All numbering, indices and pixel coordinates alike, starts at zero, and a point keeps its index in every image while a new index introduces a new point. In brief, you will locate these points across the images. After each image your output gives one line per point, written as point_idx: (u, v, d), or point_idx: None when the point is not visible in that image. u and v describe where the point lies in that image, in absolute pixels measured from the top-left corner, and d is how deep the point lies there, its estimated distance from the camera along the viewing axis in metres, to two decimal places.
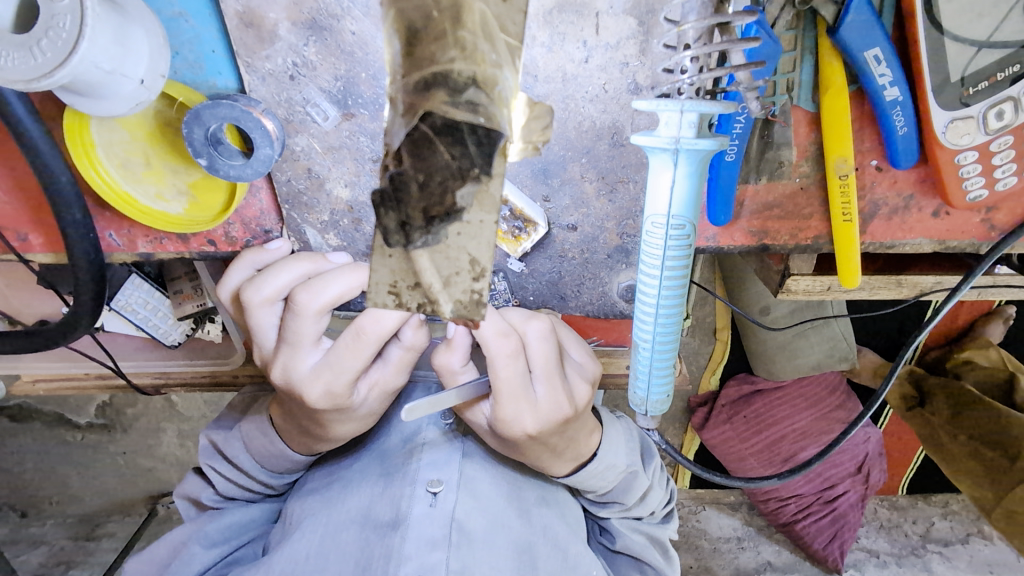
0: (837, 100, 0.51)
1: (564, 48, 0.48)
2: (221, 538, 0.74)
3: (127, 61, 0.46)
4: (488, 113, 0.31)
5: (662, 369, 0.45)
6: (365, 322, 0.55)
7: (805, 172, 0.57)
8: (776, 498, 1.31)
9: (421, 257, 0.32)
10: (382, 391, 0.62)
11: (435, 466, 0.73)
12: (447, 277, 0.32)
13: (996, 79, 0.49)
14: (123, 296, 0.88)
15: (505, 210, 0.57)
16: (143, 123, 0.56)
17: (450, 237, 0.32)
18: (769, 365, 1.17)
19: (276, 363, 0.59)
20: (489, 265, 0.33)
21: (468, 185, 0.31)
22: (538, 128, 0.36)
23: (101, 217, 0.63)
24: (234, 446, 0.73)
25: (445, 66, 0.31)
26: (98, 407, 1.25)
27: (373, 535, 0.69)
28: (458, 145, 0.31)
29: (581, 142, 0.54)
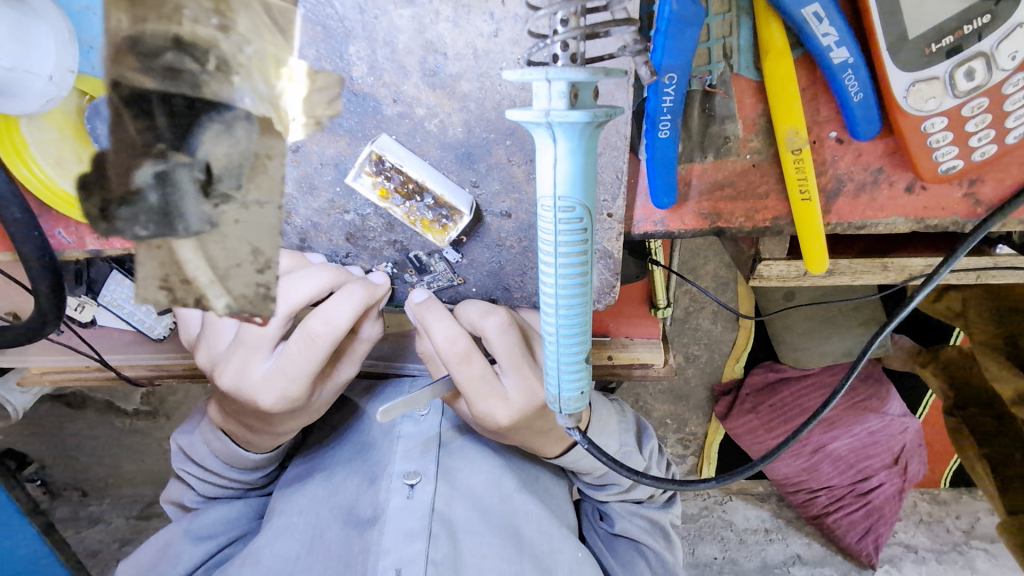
0: (780, 65, 0.46)
1: (471, 22, 0.46)
2: (206, 534, 0.77)
3: (28, 58, 0.46)
4: (198, 81, 0.45)
5: (571, 366, 0.42)
6: (315, 325, 0.53)
7: (756, 148, 0.52)
8: (806, 489, 1.23)
9: (191, 253, 0.49)
10: (337, 387, 0.61)
11: (412, 458, 0.74)
12: (224, 268, 0.49)
13: (961, 34, 0.43)
14: (108, 292, 0.92)
15: (426, 198, 0.53)
16: (68, 118, 0.55)
17: (227, 230, 0.48)
18: (798, 352, 1.11)
19: (230, 369, 0.56)
20: (268, 256, 0.50)
21: (155, 157, 0.46)
22: (321, 102, 0.50)
23: (48, 215, 0.64)
24: (197, 447, 0.74)
25: (165, 39, 0.44)
26: (144, 395, 1.33)
27: (354, 532, 0.72)
28: (151, 121, 0.46)
29: (503, 123, 0.50)
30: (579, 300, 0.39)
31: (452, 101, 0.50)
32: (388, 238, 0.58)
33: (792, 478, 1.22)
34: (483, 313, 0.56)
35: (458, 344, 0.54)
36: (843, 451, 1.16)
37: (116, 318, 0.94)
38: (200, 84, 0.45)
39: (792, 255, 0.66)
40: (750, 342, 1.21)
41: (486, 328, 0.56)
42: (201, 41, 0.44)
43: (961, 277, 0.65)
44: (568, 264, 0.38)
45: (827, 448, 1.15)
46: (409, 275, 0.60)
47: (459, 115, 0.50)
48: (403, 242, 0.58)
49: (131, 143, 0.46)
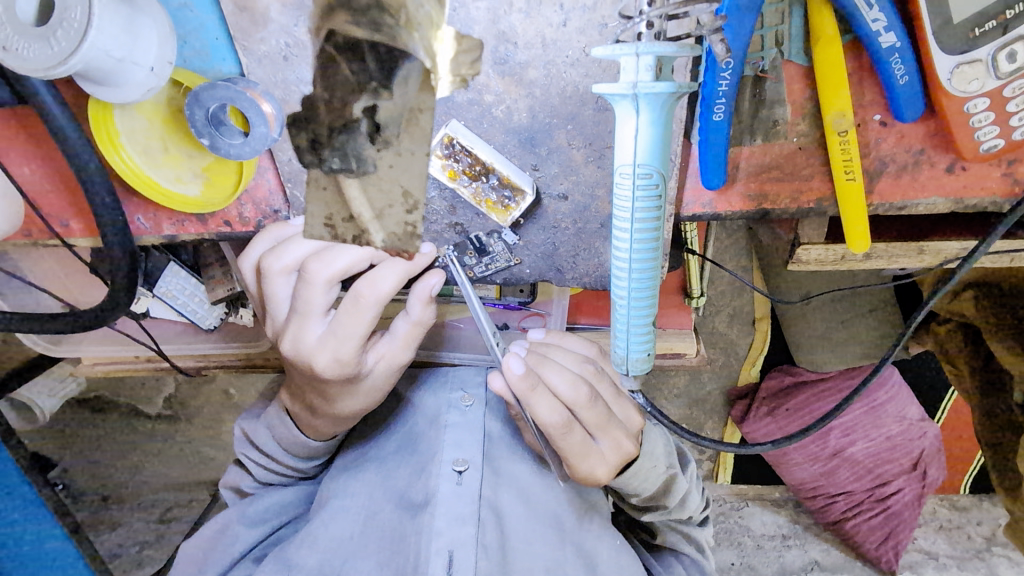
0: (830, 50, 0.49)
1: (541, 13, 0.49)
2: (261, 518, 0.80)
3: (137, 49, 0.50)
4: (392, 33, 0.51)
5: (640, 329, 0.45)
6: (362, 287, 0.57)
7: (803, 131, 0.55)
8: (823, 495, 1.25)
9: (362, 190, 0.58)
10: (389, 365, 0.65)
11: (460, 447, 0.78)
12: (375, 208, 0.59)
13: (1005, 18, 0.46)
14: (163, 284, 0.93)
15: (492, 179, 0.57)
16: (158, 109, 0.59)
17: (388, 172, 0.57)
18: (814, 352, 1.13)
19: (288, 336, 0.61)
20: (417, 200, 0.59)
21: (369, 100, 0.54)
22: (465, 61, 0.53)
23: (130, 202, 0.69)
24: (259, 432, 0.77)
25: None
26: (166, 399, 1.38)
27: (406, 515, 0.76)
28: (356, 61, 0.53)
29: (565, 108, 0.54)
30: (650, 273, 0.43)
31: (518, 88, 0.53)
32: (449, 221, 0.61)
33: (809, 484, 1.24)
34: (571, 381, 0.61)
35: (556, 419, 0.60)
36: (860, 456, 1.17)
37: (171, 310, 0.97)
38: (394, 38, 0.52)
39: (830, 240, 0.68)
40: (766, 343, 1.22)
41: (574, 398, 0.61)
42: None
43: (995, 260, 0.67)
44: (643, 223, 0.41)
45: (846, 452, 1.17)
46: (468, 256, 0.63)
47: (524, 102, 0.54)
48: (464, 224, 0.61)
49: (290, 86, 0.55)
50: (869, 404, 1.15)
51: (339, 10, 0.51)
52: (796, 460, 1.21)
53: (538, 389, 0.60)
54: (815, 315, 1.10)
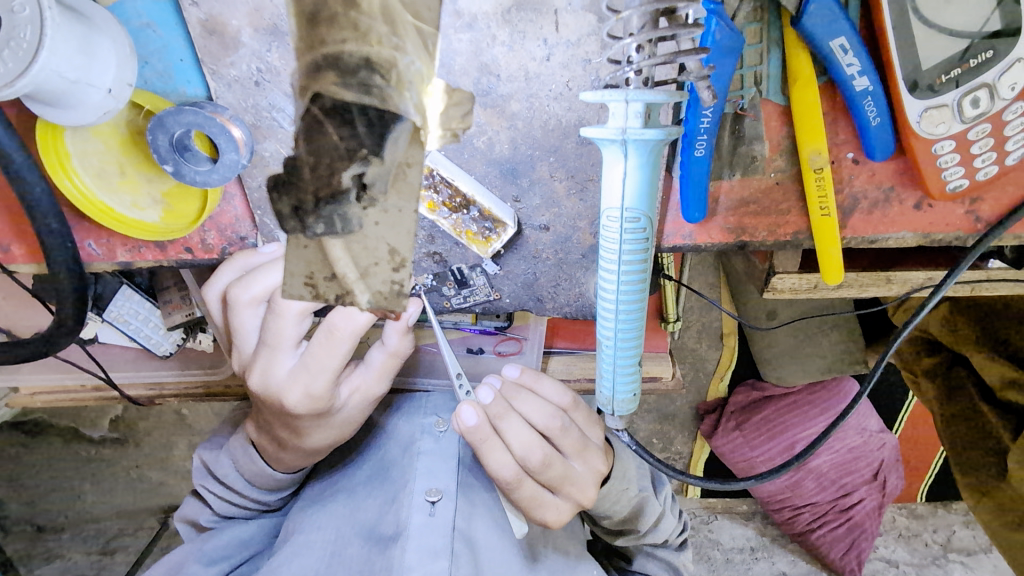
0: (807, 92, 0.50)
1: (525, 46, 0.48)
2: (220, 555, 0.74)
3: (92, 71, 0.47)
4: (384, 95, 0.46)
5: (626, 369, 0.45)
6: (337, 319, 0.54)
7: (780, 167, 0.56)
8: (789, 506, 1.27)
9: (338, 247, 0.46)
10: (363, 398, 0.63)
11: (433, 475, 0.75)
12: (365, 268, 0.47)
13: (968, 66, 0.48)
14: (114, 308, 0.87)
15: (472, 211, 0.55)
16: (117, 131, 0.56)
17: (368, 230, 0.47)
18: (781, 370, 1.14)
19: (256, 369, 0.58)
20: (403, 257, 0.48)
21: (357, 169, 0.46)
22: (456, 114, 0.51)
23: (79, 226, 0.63)
24: (221, 463, 0.73)
25: (340, 46, 0.45)
26: (112, 422, 1.29)
27: (375, 550, 0.71)
28: (349, 125, 0.46)
29: (548, 140, 0.53)
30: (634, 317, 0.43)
31: (501, 120, 0.52)
32: (427, 250, 0.59)
33: (777, 495, 1.26)
34: (528, 438, 0.59)
35: (507, 475, 0.59)
36: (825, 468, 1.19)
37: (122, 335, 0.91)
38: (387, 99, 0.46)
39: (802, 269, 0.69)
40: (734, 359, 1.24)
41: (529, 456, 0.59)
42: (384, 60, 0.45)
43: (956, 289, 0.69)
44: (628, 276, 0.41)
45: (810, 465, 1.18)
46: (448, 287, 0.62)
47: (506, 133, 0.52)
48: (443, 254, 0.60)
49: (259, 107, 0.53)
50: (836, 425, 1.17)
51: (331, 70, 0.46)
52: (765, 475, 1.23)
53: (490, 445, 0.58)
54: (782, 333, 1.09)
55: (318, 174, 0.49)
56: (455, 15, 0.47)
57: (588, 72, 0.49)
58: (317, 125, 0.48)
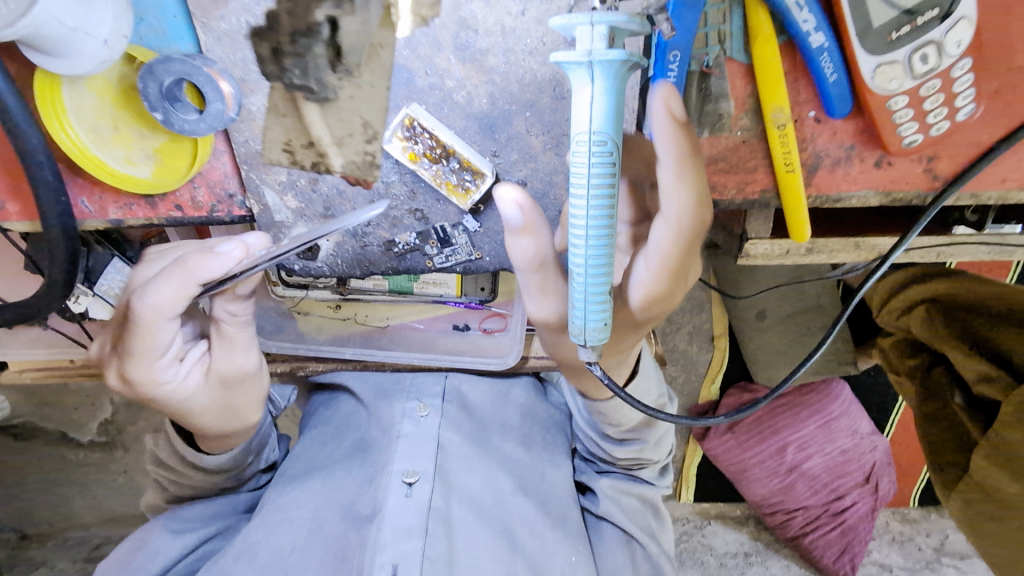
0: (767, 48, 0.53)
1: (501, 1, 0.52)
2: (187, 526, 0.74)
3: (89, 20, 0.49)
4: None
5: (597, 298, 0.46)
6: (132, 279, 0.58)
7: (746, 125, 0.58)
8: (781, 510, 1.27)
9: None
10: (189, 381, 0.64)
11: (411, 458, 0.77)
12: (341, 140, 0.58)
13: (918, 24, 0.51)
14: (104, 282, 0.87)
15: (453, 162, 0.58)
16: (109, 86, 0.58)
17: None
18: (771, 372, 1.16)
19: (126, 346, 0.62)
20: None
21: None
22: None
23: (73, 183, 0.65)
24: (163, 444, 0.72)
25: None
26: (101, 426, 1.29)
27: (353, 527, 0.74)
28: None
29: (524, 95, 0.56)
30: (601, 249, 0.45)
31: (479, 75, 0.55)
32: (409, 207, 0.61)
33: (769, 499, 1.26)
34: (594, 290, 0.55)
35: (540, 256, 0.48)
36: (818, 470, 1.20)
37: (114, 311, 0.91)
38: None
39: (774, 235, 0.71)
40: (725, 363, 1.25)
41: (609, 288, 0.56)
42: None
43: (921, 255, 0.72)
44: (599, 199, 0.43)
45: (801, 467, 1.20)
46: (431, 246, 0.63)
47: (484, 87, 0.55)
48: (425, 211, 0.61)
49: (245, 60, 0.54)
50: (825, 426, 1.19)
51: None
52: (755, 476, 1.24)
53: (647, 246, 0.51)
54: (772, 332, 1.12)
55: None
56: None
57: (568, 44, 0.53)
58: None
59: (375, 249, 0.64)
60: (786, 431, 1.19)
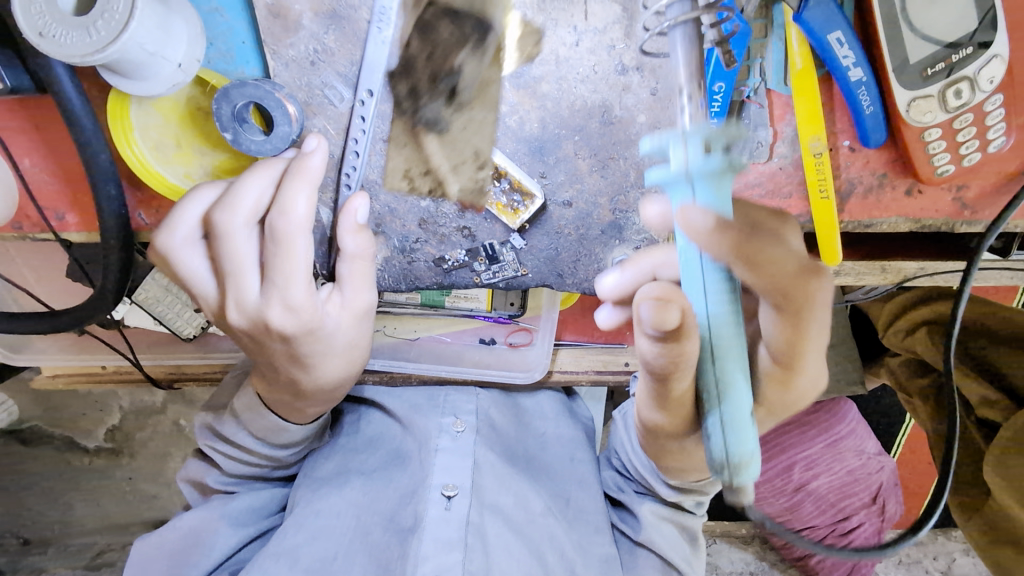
0: (807, 80, 0.56)
1: (557, 32, 0.55)
2: (245, 520, 0.77)
3: (167, 46, 0.52)
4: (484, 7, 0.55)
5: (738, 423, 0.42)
6: (217, 212, 0.50)
7: (783, 153, 0.61)
8: (786, 532, 1.21)
9: (434, 140, 0.59)
10: (350, 315, 0.58)
11: (450, 472, 0.78)
12: (455, 165, 0.60)
13: (951, 61, 0.54)
14: (143, 290, 0.89)
15: (504, 183, 0.60)
16: (176, 106, 0.61)
17: (459, 130, 0.58)
18: None
19: (230, 303, 0.53)
20: (486, 157, 0.59)
21: (464, 52, 0.56)
22: (530, 42, 0.56)
23: (133, 197, 0.68)
24: (228, 424, 0.72)
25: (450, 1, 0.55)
26: (109, 431, 1.32)
27: (395, 539, 0.76)
28: (457, 27, 0.55)
29: (574, 120, 0.58)
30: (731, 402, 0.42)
31: (532, 100, 0.58)
32: (458, 225, 0.63)
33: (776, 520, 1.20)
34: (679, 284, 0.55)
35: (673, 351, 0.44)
36: (824, 490, 1.20)
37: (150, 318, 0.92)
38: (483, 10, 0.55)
39: (802, 258, 0.73)
40: None
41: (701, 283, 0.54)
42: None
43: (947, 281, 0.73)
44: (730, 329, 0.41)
45: (809, 487, 1.19)
46: (479, 262, 0.65)
47: (536, 113, 0.58)
48: (473, 229, 0.63)
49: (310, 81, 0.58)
50: (836, 446, 1.20)
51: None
52: (762, 496, 1.17)
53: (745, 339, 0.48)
54: None
55: (422, 60, 0.56)
56: (525, 21, 0.55)
57: (621, 77, 0.56)
58: (424, 28, 0.55)
59: (421, 265, 0.65)
60: (795, 449, 1.18)
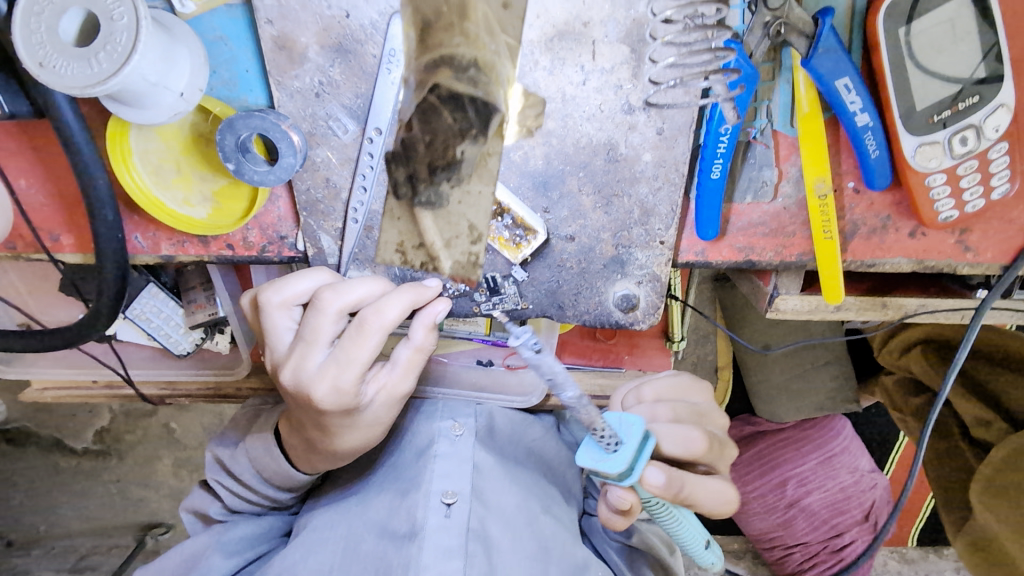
0: (813, 124, 0.56)
1: (564, 71, 0.54)
2: (240, 548, 0.75)
3: (170, 76, 0.52)
4: (488, 89, 0.50)
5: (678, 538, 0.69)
6: (326, 294, 0.58)
7: (787, 193, 0.61)
8: (780, 545, 1.24)
9: (426, 215, 0.53)
10: (389, 396, 0.64)
11: (449, 478, 0.77)
12: (448, 239, 0.53)
13: (957, 108, 0.54)
14: (138, 305, 0.88)
15: (506, 218, 0.60)
16: (178, 133, 0.61)
17: (453, 203, 0.52)
18: (772, 403, 1.13)
19: (290, 365, 0.60)
20: (482, 230, 0.53)
21: (466, 141, 0.50)
22: (532, 114, 0.56)
23: (129, 220, 0.67)
24: (239, 461, 0.76)
25: (452, 49, 0.49)
26: (97, 433, 1.29)
27: (390, 547, 0.73)
28: (460, 111, 0.50)
29: (579, 157, 0.58)
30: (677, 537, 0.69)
31: (536, 137, 0.57)
32: None
33: (768, 533, 1.24)
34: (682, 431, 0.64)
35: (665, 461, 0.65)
36: (817, 506, 1.19)
37: (142, 333, 0.90)
38: (489, 92, 0.50)
39: (803, 291, 0.72)
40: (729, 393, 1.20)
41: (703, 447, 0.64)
42: (487, 62, 0.50)
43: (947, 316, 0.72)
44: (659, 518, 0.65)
45: (802, 503, 1.19)
46: (479, 293, 0.63)
47: (541, 149, 0.58)
48: None
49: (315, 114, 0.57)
50: (829, 462, 1.19)
51: (442, 66, 0.50)
52: (755, 510, 1.22)
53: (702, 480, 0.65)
54: (776, 368, 1.10)
55: (422, 145, 0.52)
56: (528, 93, 0.55)
57: (627, 116, 0.56)
58: (428, 111, 0.51)
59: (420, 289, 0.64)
60: (788, 466, 1.19)
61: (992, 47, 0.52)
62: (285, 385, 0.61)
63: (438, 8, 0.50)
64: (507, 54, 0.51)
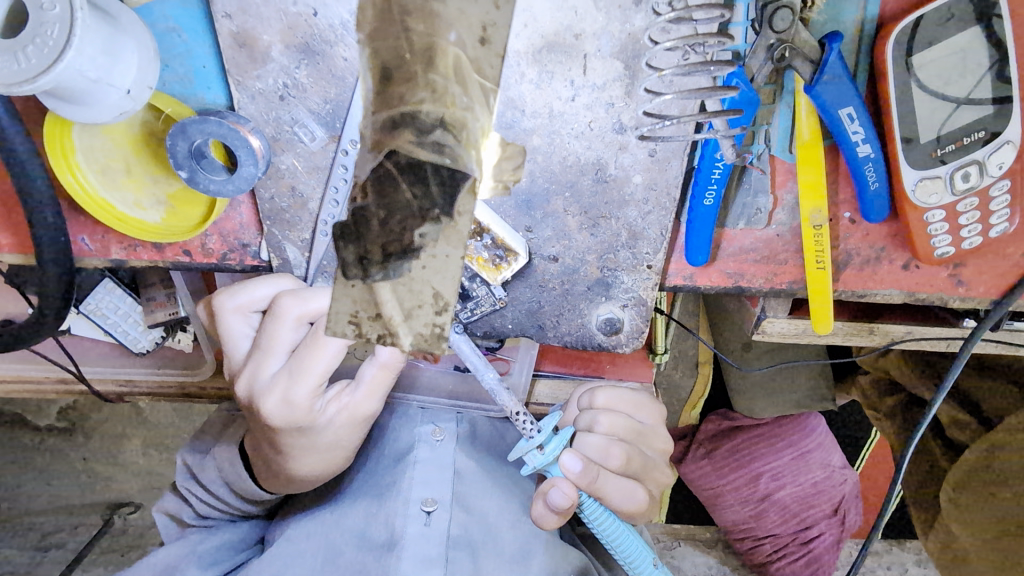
0: (813, 153, 0.53)
1: (552, 85, 0.50)
2: (215, 559, 0.71)
3: (115, 72, 0.46)
4: (455, 155, 0.34)
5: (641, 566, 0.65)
6: (286, 300, 0.55)
7: (781, 220, 0.58)
8: (750, 536, 1.21)
9: (382, 289, 0.33)
10: (351, 416, 0.60)
11: (429, 485, 0.74)
12: (408, 310, 0.33)
13: (963, 143, 0.51)
14: (93, 300, 0.83)
15: (485, 238, 0.55)
16: (128, 131, 0.55)
17: (415, 270, 0.33)
18: (751, 403, 1.11)
19: (245, 373, 0.58)
20: (452, 300, 0.33)
21: (425, 225, 0.33)
22: (512, 167, 0.49)
23: (75, 221, 0.62)
24: (209, 471, 0.71)
25: (415, 106, 0.34)
26: (61, 409, 1.22)
27: (369, 557, 0.70)
28: (420, 184, 0.33)
29: (565, 176, 0.54)
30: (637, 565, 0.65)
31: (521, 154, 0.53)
32: None
33: (739, 525, 1.21)
34: (605, 443, 0.65)
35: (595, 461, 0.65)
36: (788, 500, 1.17)
37: (98, 330, 0.85)
38: (458, 159, 0.34)
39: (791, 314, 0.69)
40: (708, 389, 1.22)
41: (618, 464, 0.65)
42: (458, 121, 0.34)
43: (932, 345, 0.71)
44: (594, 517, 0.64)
45: (773, 496, 1.17)
46: None
47: (526, 166, 0.54)
48: None
49: (280, 118, 0.53)
50: (802, 455, 1.18)
51: (402, 128, 0.34)
52: (727, 502, 1.20)
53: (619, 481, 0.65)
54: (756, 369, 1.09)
55: (374, 223, 0.34)
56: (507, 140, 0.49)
57: (618, 136, 0.52)
58: (380, 181, 0.34)
59: None
60: (762, 460, 1.18)
61: (1000, 71, 0.49)
62: (240, 394, 0.59)
63: (399, 53, 0.34)
64: (490, 104, 0.35)
